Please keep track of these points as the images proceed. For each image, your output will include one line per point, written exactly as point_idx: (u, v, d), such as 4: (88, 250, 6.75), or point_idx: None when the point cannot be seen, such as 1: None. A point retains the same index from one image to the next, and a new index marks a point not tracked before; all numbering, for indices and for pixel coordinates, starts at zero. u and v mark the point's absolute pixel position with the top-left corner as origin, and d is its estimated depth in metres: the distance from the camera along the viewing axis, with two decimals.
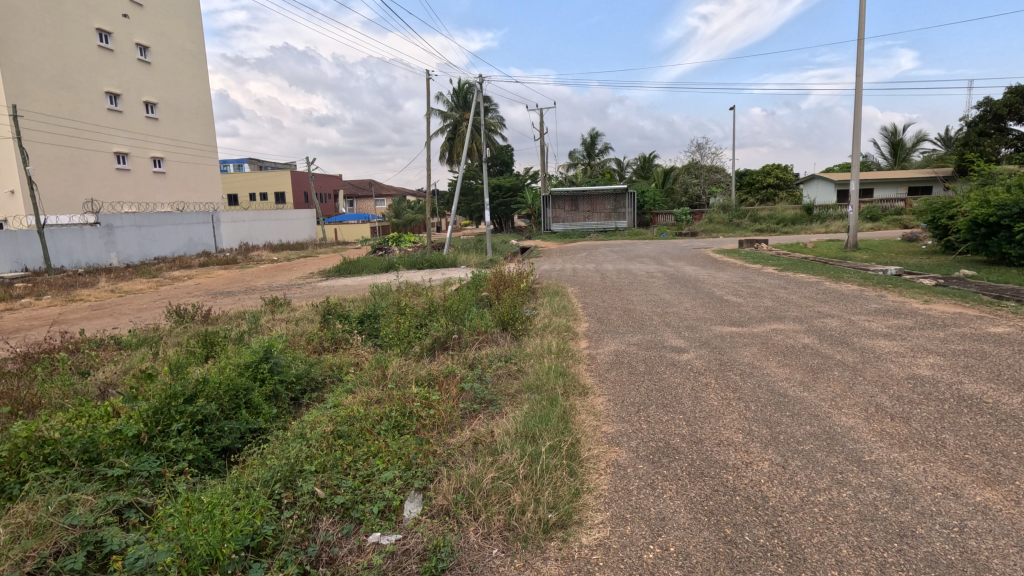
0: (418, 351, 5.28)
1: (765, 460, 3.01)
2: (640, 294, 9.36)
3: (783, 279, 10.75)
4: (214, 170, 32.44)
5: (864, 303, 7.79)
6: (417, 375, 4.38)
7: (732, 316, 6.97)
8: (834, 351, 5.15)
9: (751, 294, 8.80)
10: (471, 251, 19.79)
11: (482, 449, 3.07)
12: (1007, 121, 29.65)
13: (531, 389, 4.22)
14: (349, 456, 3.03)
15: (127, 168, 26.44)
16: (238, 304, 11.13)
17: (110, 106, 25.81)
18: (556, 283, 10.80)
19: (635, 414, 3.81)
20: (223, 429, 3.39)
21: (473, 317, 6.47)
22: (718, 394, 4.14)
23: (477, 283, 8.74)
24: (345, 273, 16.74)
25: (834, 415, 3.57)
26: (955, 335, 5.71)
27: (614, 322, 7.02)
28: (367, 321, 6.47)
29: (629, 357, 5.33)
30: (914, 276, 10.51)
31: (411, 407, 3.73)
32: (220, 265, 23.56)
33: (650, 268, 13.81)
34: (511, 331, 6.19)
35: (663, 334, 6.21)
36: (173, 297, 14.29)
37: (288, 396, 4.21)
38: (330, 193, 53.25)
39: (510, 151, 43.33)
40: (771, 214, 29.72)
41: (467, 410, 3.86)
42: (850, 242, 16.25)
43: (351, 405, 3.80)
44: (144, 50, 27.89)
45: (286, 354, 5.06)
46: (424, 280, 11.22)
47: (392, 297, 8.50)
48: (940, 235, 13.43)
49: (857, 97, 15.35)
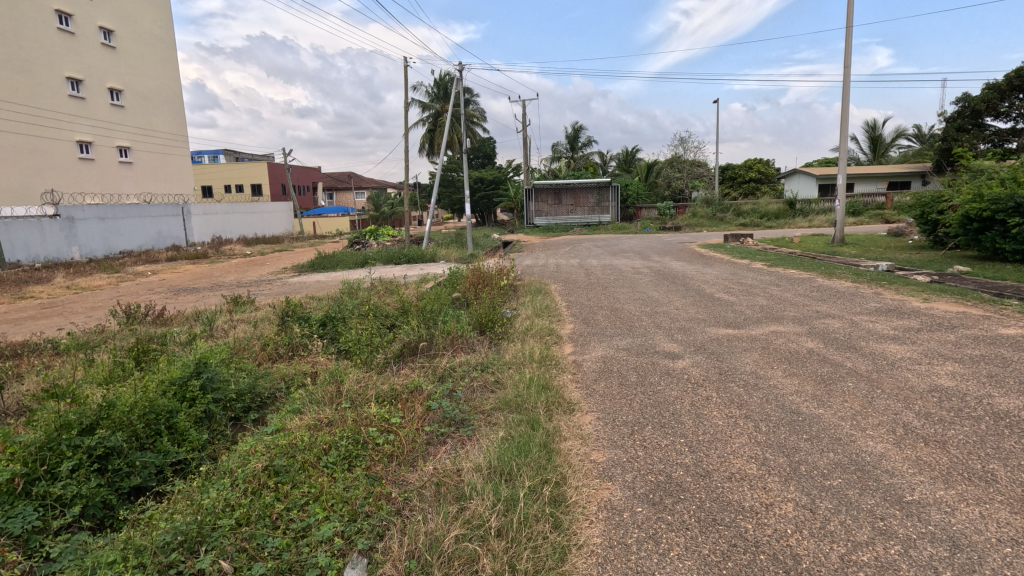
0: (382, 359, 4.70)
1: (788, 502, 2.50)
2: (626, 292, 8.88)
3: (775, 275, 10.35)
4: (185, 160, 31.20)
5: (863, 302, 7.39)
6: (378, 391, 3.80)
7: (727, 317, 6.49)
8: (843, 358, 4.69)
9: (744, 292, 8.36)
10: (450, 245, 19.15)
11: (446, 492, 2.52)
12: (985, 117, 29.79)
13: (510, 407, 3.68)
14: (283, 503, 2.48)
15: (90, 157, 25.20)
16: (201, 302, 10.42)
17: (71, 92, 24.52)
18: (539, 279, 10.28)
19: (628, 437, 3.30)
20: (135, 465, 2.82)
21: (447, 319, 5.90)
22: (722, 411, 3.63)
23: (453, 280, 8.14)
24: (319, 268, 16.04)
25: (859, 440, 3.08)
26: (968, 338, 5.29)
27: (601, 324, 6.51)
28: (331, 323, 5.87)
29: (619, 365, 4.81)
30: (907, 272, 10.20)
31: (366, 434, 3.16)
32: (188, 259, 22.58)
33: (636, 263, 13.36)
34: (488, 336, 5.65)
35: (654, 338, 5.71)
36: (133, 294, 13.46)
37: (226, 417, 3.62)
38: (308, 185, 51.98)
39: (493, 143, 42.65)
40: (755, 209, 29.52)
41: (433, 434, 3.32)
42: (837, 237, 16.00)
43: (295, 430, 3.21)
44: (108, 34, 26.59)
45: (228, 364, 4.44)
46: (399, 277, 10.61)
47: (361, 297, 7.87)
48: (929, 230, 13.17)
49: (845, 89, 15.06)
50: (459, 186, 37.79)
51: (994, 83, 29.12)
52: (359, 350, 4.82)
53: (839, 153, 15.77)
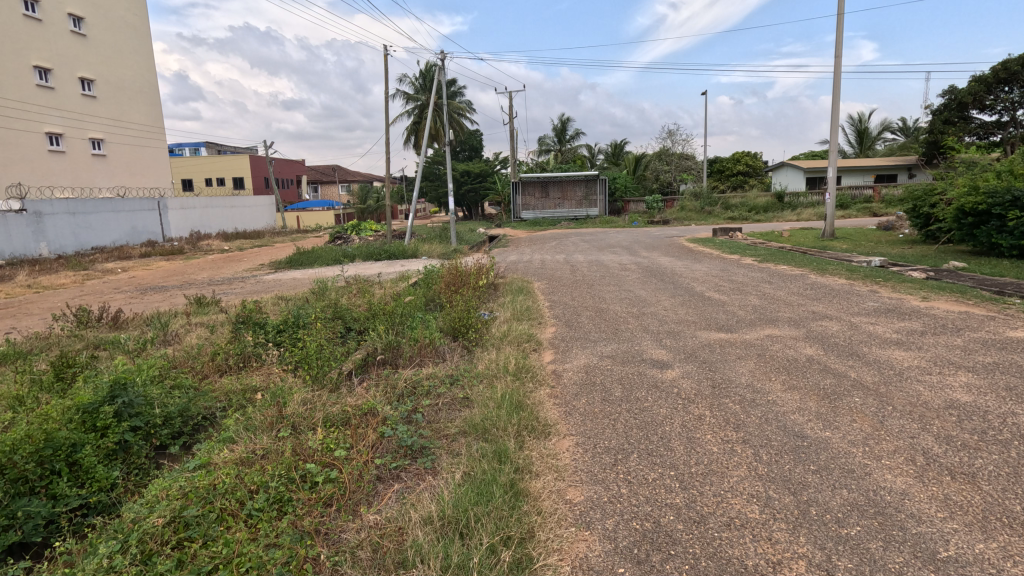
0: (340, 372, 4.21)
1: (800, 560, 2.09)
2: (613, 290, 8.46)
3: (766, 272, 9.99)
4: (161, 152, 30.28)
5: (860, 301, 7.04)
6: (328, 413, 3.32)
7: (718, 319, 6.07)
8: (846, 367, 4.29)
9: (735, 291, 7.97)
10: (434, 240, 18.62)
11: (388, 560, 2.08)
12: (970, 109, 29.77)
13: (476, 434, 3.23)
14: (183, 570, 2.02)
15: (60, 150, 24.23)
16: (163, 303, 9.82)
17: (39, 81, 23.53)
18: (522, 277, 9.83)
19: (610, 469, 2.86)
20: (18, 516, 2.35)
21: (417, 325, 5.43)
22: (718, 434, 3.20)
23: (428, 279, 7.62)
24: (296, 265, 15.45)
25: (876, 473, 2.66)
26: (977, 342, 4.92)
27: (585, 327, 6.07)
28: (290, 328, 5.35)
29: (602, 377, 4.38)
30: (901, 268, 9.90)
31: (302, 473, 2.69)
32: (162, 255, 21.79)
33: (623, 259, 12.92)
34: (461, 343, 5.19)
35: (641, 344, 5.27)
36: (97, 293, 12.79)
37: (146, 447, 3.11)
38: (292, 179, 50.98)
39: (479, 136, 42.01)
40: (743, 202, 29.28)
41: (386, 468, 2.88)
42: (827, 231, 15.73)
43: (220, 467, 2.74)
44: (77, 21, 25.57)
45: (161, 381, 3.92)
46: (375, 275, 10.06)
47: (330, 298, 7.34)
48: (921, 224, 12.89)
49: (835, 80, 14.76)
50: (445, 179, 37.14)
51: (981, 75, 29.07)
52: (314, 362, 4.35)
53: (829, 145, 15.47)
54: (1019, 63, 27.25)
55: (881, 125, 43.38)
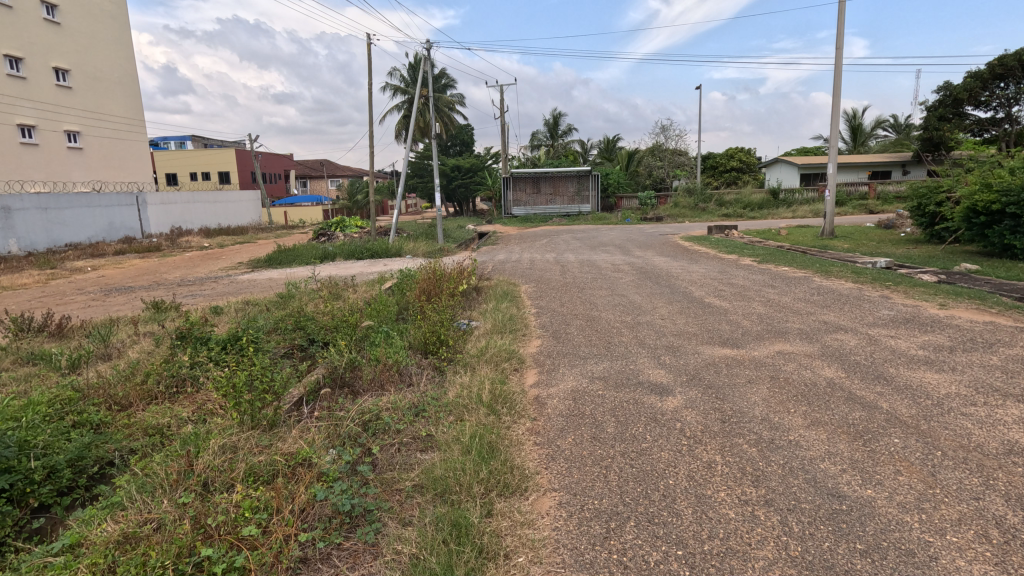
0: (282, 406, 3.55)
1: None
2: (605, 295, 7.85)
3: (767, 274, 9.42)
4: (141, 146, 29.34)
5: (874, 309, 6.46)
6: (252, 464, 2.67)
7: (722, 332, 5.46)
8: (874, 395, 3.69)
9: (737, 296, 7.37)
10: (420, 238, 17.94)
11: None
12: (966, 105, 29.37)
13: (435, 493, 2.60)
14: None
15: (33, 142, 23.25)
16: (123, 307, 9.11)
17: (10, 70, 22.53)
18: (508, 280, 9.17)
19: (600, 546, 2.24)
20: None
21: (382, 341, 4.80)
22: (734, 492, 2.58)
23: (404, 283, 6.93)
24: (276, 264, 14.72)
25: (945, 557, 2.06)
26: (1015, 361, 4.33)
27: (574, 340, 5.45)
28: (237, 344, 4.66)
29: (592, 406, 3.77)
30: (910, 270, 9.35)
31: (197, 560, 2.06)
32: (138, 253, 20.91)
33: (616, 259, 12.25)
34: (431, 362, 4.58)
35: (637, 362, 4.66)
36: (59, 295, 12.01)
37: (12, 515, 2.43)
38: (279, 174, 49.92)
39: (470, 131, 41.22)
40: (737, 199, 28.76)
41: (314, 546, 2.25)
42: (826, 230, 15.22)
43: (87, 555, 2.08)
44: (51, 9, 24.55)
45: (58, 419, 3.22)
46: (351, 278, 9.38)
47: (294, 306, 6.64)
48: (926, 223, 12.37)
49: (836, 74, 14.22)
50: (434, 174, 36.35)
51: (976, 71, 28.72)
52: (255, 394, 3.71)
53: (829, 141, 14.88)
54: (1015, 58, 26.88)
55: (874, 121, 43.11)
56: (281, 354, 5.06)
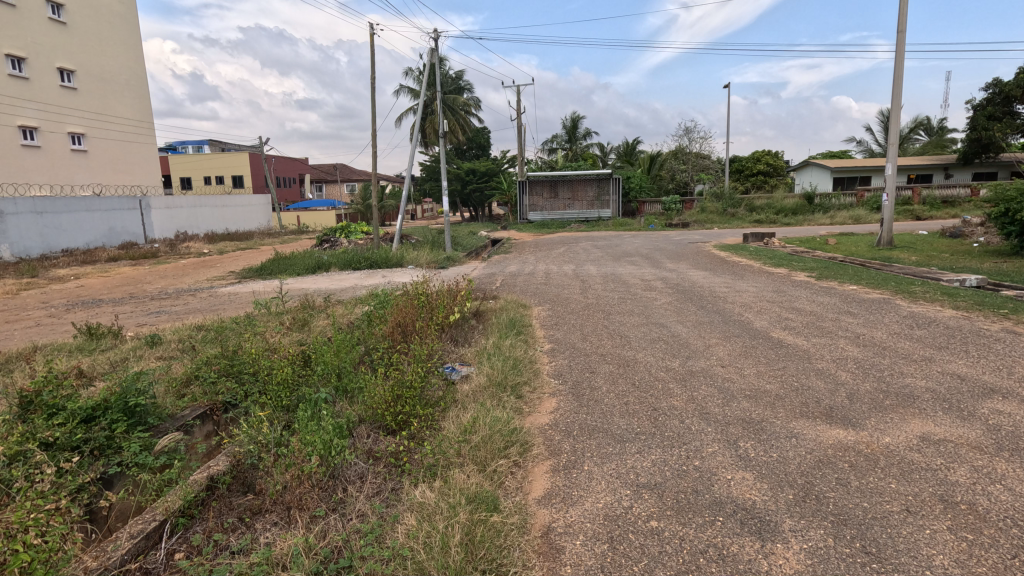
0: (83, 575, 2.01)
1: None
2: (639, 322, 6.27)
3: (835, 295, 7.70)
4: (149, 149, 28.42)
5: (1015, 355, 4.69)
6: None
7: (818, 396, 3.78)
8: None
9: (814, 330, 5.62)
10: (426, 245, 16.41)
11: None
12: (1018, 104, 26.77)
13: None
14: None
15: (35, 144, 22.29)
16: (63, 331, 7.68)
17: (12, 71, 21.60)
18: (516, 299, 7.61)
19: None
20: None
21: (315, 411, 3.25)
22: None
23: (375, 312, 5.34)
24: (267, 274, 13.37)
25: None
26: None
27: (603, 404, 3.81)
28: (101, 420, 3.13)
29: (639, 557, 2.18)
30: (1015, 292, 7.53)
31: None
32: (132, 259, 19.74)
33: (645, 273, 10.55)
34: (387, 446, 3.02)
35: (707, 454, 3.02)
36: (20, 311, 10.68)
37: None
38: (293, 179, 49.05)
39: (486, 133, 39.82)
40: (769, 204, 26.75)
41: None
42: (884, 239, 13.31)
43: None
44: (56, 8, 23.62)
45: None
46: (330, 295, 7.92)
47: (233, 340, 5.10)
48: (1013, 233, 10.41)
49: (898, 62, 12.39)
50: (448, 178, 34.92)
51: None
52: (66, 550, 2.19)
53: (888, 137, 12.90)
54: None
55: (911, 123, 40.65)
56: (181, 430, 3.49)
